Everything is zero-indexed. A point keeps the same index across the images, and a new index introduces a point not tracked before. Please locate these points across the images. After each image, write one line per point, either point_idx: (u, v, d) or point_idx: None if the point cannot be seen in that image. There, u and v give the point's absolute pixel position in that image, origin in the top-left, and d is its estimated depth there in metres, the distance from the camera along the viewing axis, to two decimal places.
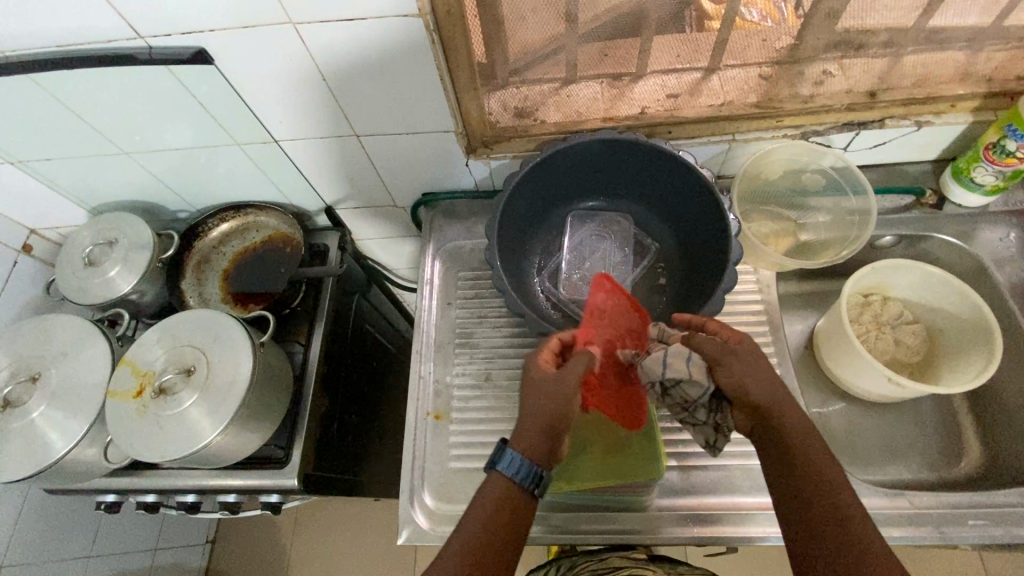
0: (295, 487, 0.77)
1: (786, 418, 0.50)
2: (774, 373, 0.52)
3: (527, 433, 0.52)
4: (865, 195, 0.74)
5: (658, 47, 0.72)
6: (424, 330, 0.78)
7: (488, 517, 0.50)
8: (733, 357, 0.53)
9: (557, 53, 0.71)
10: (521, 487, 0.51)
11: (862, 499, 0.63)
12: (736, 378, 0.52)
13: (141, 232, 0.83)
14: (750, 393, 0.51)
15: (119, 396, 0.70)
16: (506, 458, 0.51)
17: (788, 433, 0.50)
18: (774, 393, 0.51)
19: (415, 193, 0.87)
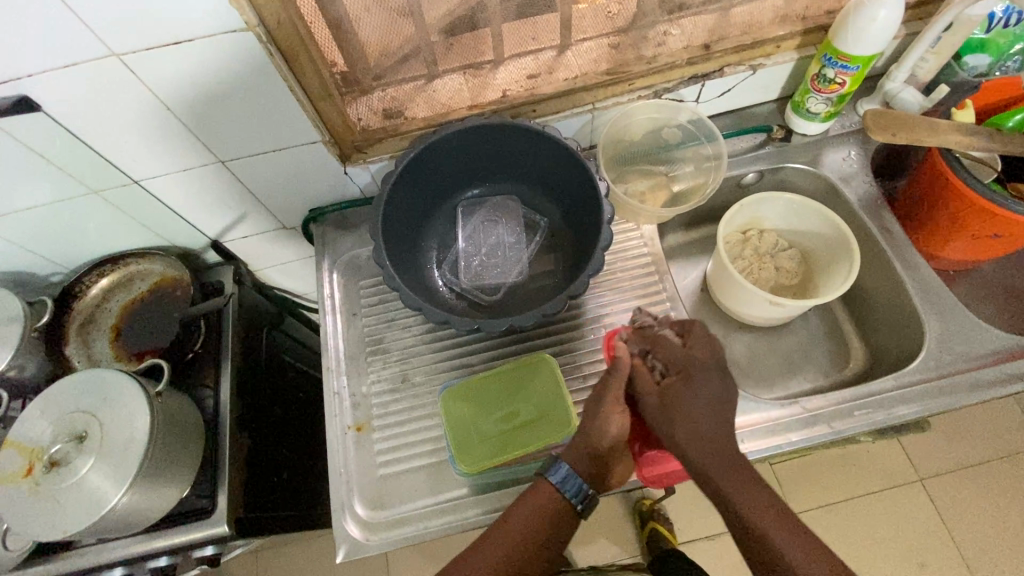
0: (226, 532, 0.74)
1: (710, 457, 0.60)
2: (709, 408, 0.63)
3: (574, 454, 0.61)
4: (718, 141, 0.80)
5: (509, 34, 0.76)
6: (332, 346, 0.77)
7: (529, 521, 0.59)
8: (674, 411, 0.63)
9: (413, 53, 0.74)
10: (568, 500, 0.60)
11: (762, 413, 0.68)
12: (664, 425, 0.63)
13: (8, 303, 0.76)
14: (684, 445, 0.61)
15: (5, 481, 0.63)
16: (557, 471, 0.60)
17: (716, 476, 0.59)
18: (700, 432, 0.61)
19: (302, 211, 0.85)
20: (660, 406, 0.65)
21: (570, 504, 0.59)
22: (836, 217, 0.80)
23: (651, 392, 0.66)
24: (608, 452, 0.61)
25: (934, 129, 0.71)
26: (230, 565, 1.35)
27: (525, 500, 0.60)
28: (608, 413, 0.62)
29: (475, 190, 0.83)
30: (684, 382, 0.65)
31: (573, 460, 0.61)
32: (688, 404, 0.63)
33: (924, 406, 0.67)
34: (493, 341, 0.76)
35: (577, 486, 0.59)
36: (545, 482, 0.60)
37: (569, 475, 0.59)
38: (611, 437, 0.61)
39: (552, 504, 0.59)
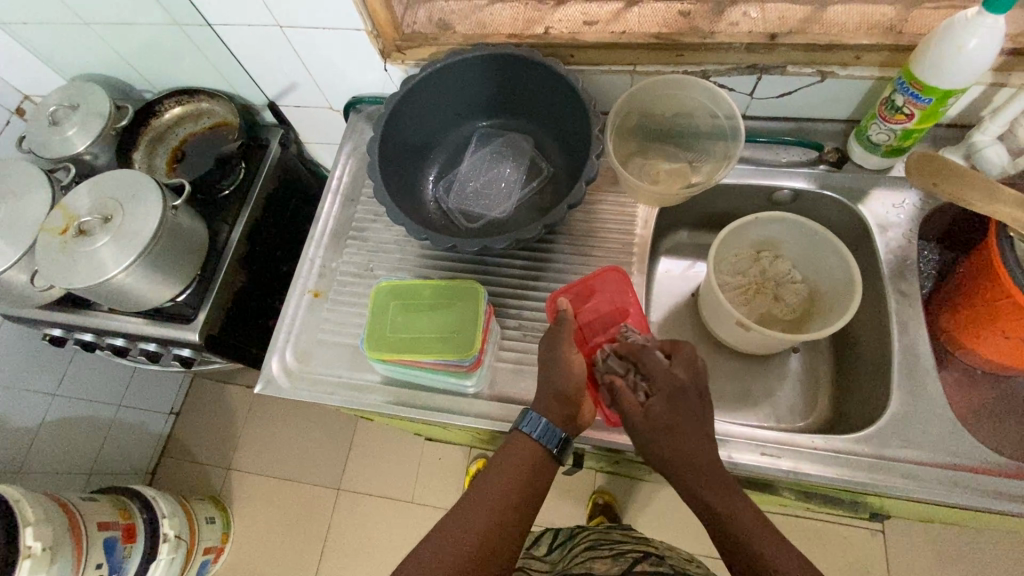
0: (197, 340, 0.88)
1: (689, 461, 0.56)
2: (695, 419, 0.58)
3: (541, 399, 0.63)
4: (737, 142, 0.74)
5: None
6: (323, 219, 0.85)
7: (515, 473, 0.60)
8: (661, 425, 0.58)
9: None
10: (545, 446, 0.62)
11: None
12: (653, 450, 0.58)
13: (101, 101, 0.93)
14: (674, 472, 0.57)
15: (47, 233, 0.79)
16: (528, 420, 0.62)
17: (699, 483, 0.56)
18: (687, 441, 0.57)
19: (346, 96, 0.91)
20: (646, 426, 0.58)
21: (546, 448, 0.62)
22: (851, 260, 0.73)
23: (635, 415, 0.59)
24: (573, 389, 0.62)
25: (993, 196, 0.61)
26: (232, 390, 1.57)
27: (505, 458, 0.62)
28: (568, 353, 0.63)
29: (497, 122, 0.85)
30: (669, 403, 0.59)
31: (544, 407, 0.63)
32: (665, 423, 0.58)
33: (841, 476, 0.63)
34: (457, 261, 0.80)
35: (551, 430, 0.62)
36: (521, 432, 0.63)
37: (547, 425, 0.62)
38: (571, 373, 0.63)
39: (533, 452, 0.62)
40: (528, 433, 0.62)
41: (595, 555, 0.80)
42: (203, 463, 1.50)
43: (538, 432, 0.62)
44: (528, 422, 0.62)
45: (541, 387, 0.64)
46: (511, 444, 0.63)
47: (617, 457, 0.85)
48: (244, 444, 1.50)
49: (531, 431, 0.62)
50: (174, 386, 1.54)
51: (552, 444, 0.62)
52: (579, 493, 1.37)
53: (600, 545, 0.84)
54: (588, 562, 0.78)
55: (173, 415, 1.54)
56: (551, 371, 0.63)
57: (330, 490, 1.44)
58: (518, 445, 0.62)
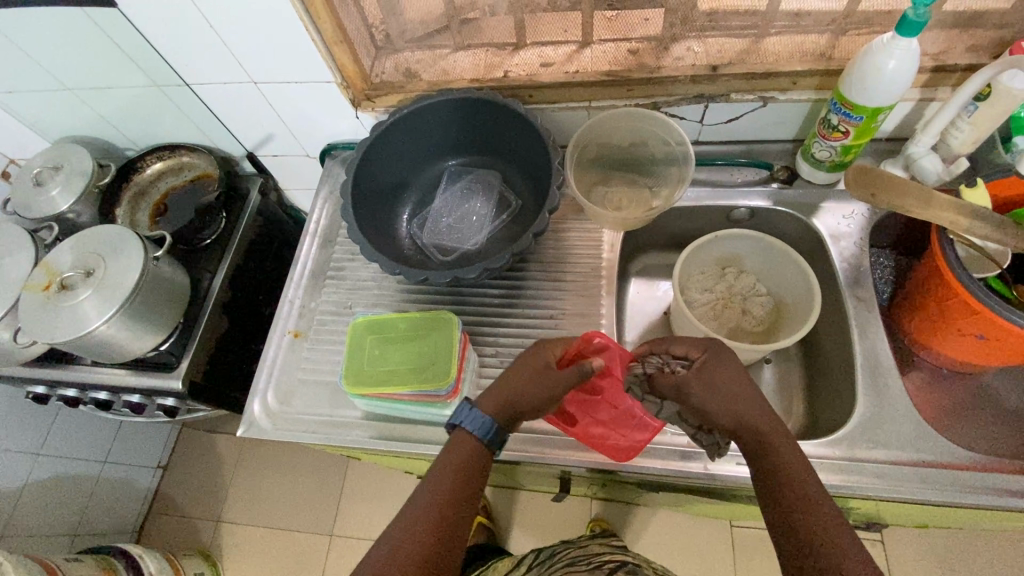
0: (180, 388, 0.89)
1: (743, 412, 0.58)
2: (740, 378, 0.60)
3: (492, 402, 0.63)
4: (688, 167, 0.79)
5: (544, 22, 0.82)
6: (302, 261, 0.87)
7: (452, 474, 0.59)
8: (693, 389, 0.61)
9: (447, 26, 0.84)
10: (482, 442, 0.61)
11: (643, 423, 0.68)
12: (708, 410, 0.60)
13: (84, 161, 0.96)
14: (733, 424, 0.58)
15: (31, 289, 0.81)
16: (471, 418, 0.62)
17: (750, 433, 0.57)
18: (736, 396, 0.59)
19: (321, 143, 0.95)
20: (702, 390, 0.60)
21: (482, 444, 0.61)
22: (810, 272, 0.76)
23: (685, 382, 0.61)
24: (528, 410, 0.63)
25: (928, 202, 0.65)
26: (221, 440, 1.55)
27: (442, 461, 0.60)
28: (546, 380, 0.63)
29: (465, 160, 0.90)
30: (713, 362, 0.61)
31: (491, 408, 0.62)
32: (715, 382, 0.60)
33: (815, 480, 0.64)
34: (433, 295, 0.82)
35: (488, 425, 0.61)
36: (461, 428, 0.62)
37: (484, 419, 0.61)
38: (537, 401, 0.63)
39: (470, 448, 0.61)
40: (464, 427, 0.62)
41: (575, 568, 0.84)
42: (191, 517, 1.47)
43: (476, 427, 0.61)
44: (464, 416, 0.62)
45: (490, 390, 0.64)
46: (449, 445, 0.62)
47: (601, 479, 0.86)
48: (234, 494, 1.48)
49: (468, 427, 0.61)
50: (161, 439, 1.53)
51: (489, 440, 0.61)
52: (577, 523, 1.35)
53: (576, 559, 0.87)
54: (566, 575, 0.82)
55: (160, 470, 1.52)
56: (518, 389, 0.63)
57: (322, 537, 1.41)
58: (456, 439, 0.62)
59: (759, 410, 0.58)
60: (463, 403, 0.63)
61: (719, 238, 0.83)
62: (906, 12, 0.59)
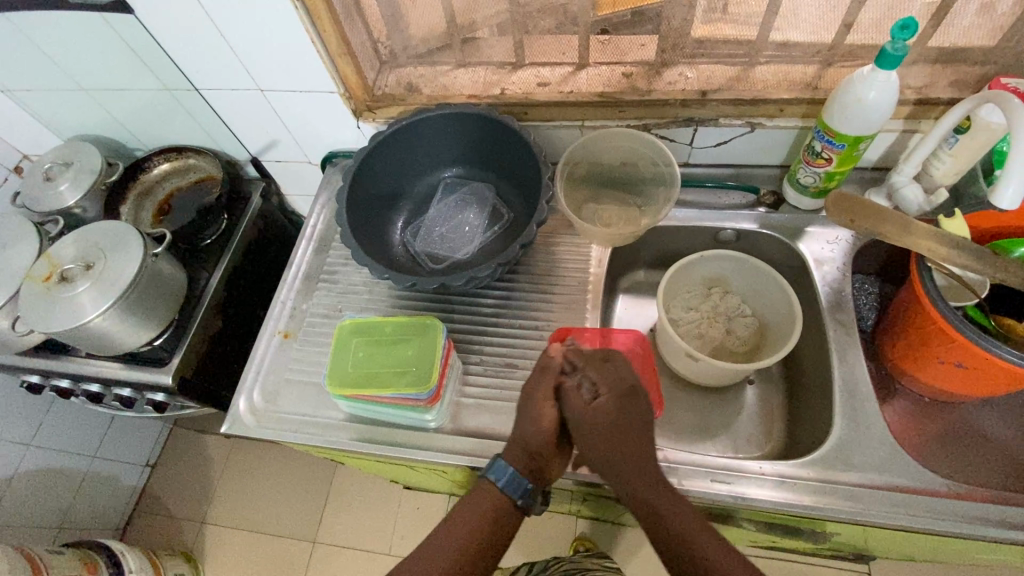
0: (170, 383, 0.91)
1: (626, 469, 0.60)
2: (618, 430, 0.61)
3: (512, 450, 0.64)
4: (675, 187, 0.80)
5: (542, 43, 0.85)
6: (297, 264, 0.89)
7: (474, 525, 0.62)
8: (590, 428, 0.62)
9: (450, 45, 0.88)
10: (507, 494, 0.63)
11: None
12: (591, 447, 0.62)
13: (93, 158, 1.00)
14: (620, 468, 0.60)
15: (32, 279, 0.83)
16: (496, 470, 0.64)
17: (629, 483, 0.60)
18: (613, 444, 0.61)
19: (323, 151, 0.98)
20: (596, 417, 0.61)
21: (511, 498, 0.63)
22: (792, 296, 0.77)
23: (582, 410, 0.62)
24: (543, 445, 0.63)
25: (907, 228, 0.67)
26: (211, 440, 1.57)
27: (466, 506, 0.64)
28: (541, 411, 0.63)
29: (461, 172, 0.92)
30: (618, 404, 0.62)
31: (513, 460, 0.64)
32: (599, 424, 0.61)
33: (787, 502, 0.65)
34: (423, 301, 0.84)
35: (514, 480, 0.63)
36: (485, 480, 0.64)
37: (513, 476, 0.63)
38: (542, 430, 0.63)
39: (496, 501, 0.63)
40: (491, 480, 0.64)
41: None
42: (175, 517, 1.47)
43: (502, 480, 0.63)
44: (492, 470, 0.64)
45: (512, 439, 0.65)
46: (476, 490, 0.64)
47: (581, 493, 0.86)
48: (220, 495, 1.49)
49: (494, 480, 0.63)
50: (153, 436, 1.54)
51: (515, 494, 0.63)
52: (560, 542, 1.35)
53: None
54: None
55: (148, 468, 1.53)
56: (523, 425, 0.64)
57: (306, 544, 1.41)
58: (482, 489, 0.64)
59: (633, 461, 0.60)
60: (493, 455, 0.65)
61: (706, 259, 0.85)
62: (885, 46, 0.61)
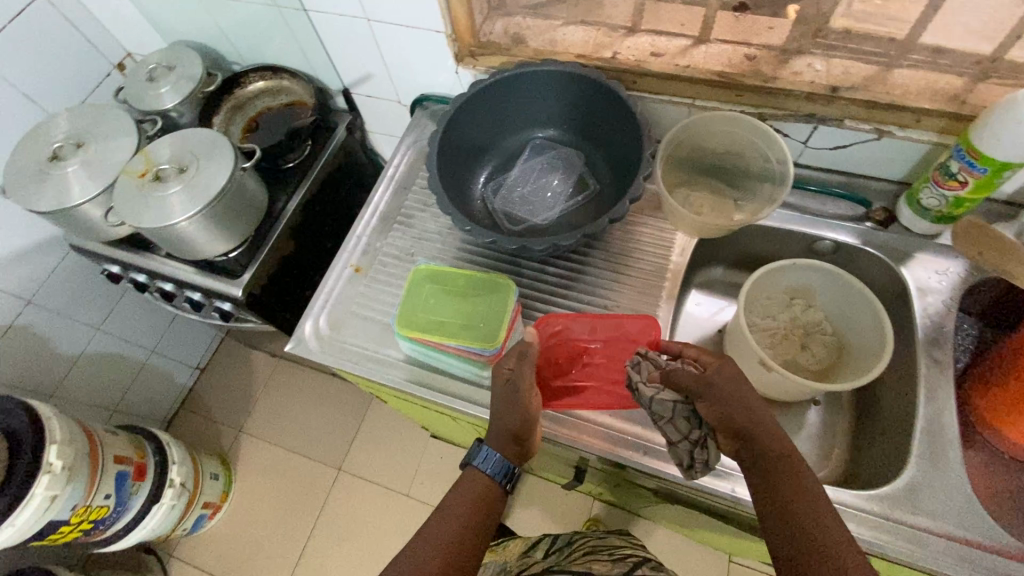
0: (239, 296, 0.94)
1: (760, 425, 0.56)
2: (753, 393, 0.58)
3: (495, 437, 0.63)
4: (784, 187, 0.74)
5: None
6: (375, 202, 0.89)
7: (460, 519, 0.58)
8: (725, 384, 0.59)
9: None
10: (495, 482, 0.62)
11: None
12: (722, 402, 0.58)
13: (195, 66, 1.01)
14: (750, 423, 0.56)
15: (129, 174, 0.86)
16: (482, 458, 0.63)
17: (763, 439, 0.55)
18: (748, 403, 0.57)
19: (414, 92, 0.97)
20: (724, 378, 0.59)
21: (499, 483, 0.63)
22: (887, 321, 0.72)
23: (696, 374, 0.60)
24: (526, 429, 0.63)
25: None
26: (257, 356, 1.64)
27: (450, 503, 0.60)
28: (527, 399, 0.62)
29: (552, 134, 0.89)
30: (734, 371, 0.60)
31: (500, 445, 0.63)
32: (732, 379, 0.59)
33: (847, 530, 0.62)
34: (495, 259, 0.83)
35: (502, 464, 0.63)
36: (473, 468, 0.63)
37: (500, 459, 0.62)
38: (525, 415, 0.63)
39: (484, 488, 0.61)
40: (480, 469, 0.62)
41: (597, 556, 0.82)
42: (217, 421, 1.56)
43: (488, 466, 0.62)
44: (478, 457, 0.63)
45: (494, 423, 0.64)
46: (463, 481, 0.62)
47: (620, 476, 0.85)
48: (259, 409, 1.57)
49: (484, 468, 0.62)
50: (205, 342, 1.62)
51: (503, 477, 0.63)
52: (573, 516, 1.39)
53: (586, 556, 0.83)
54: (589, 563, 0.80)
55: (198, 371, 1.62)
56: (506, 412, 0.63)
57: (331, 470, 1.47)
58: (468, 477, 0.62)
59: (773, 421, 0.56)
60: (477, 442, 0.65)
61: (795, 267, 0.80)
62: None
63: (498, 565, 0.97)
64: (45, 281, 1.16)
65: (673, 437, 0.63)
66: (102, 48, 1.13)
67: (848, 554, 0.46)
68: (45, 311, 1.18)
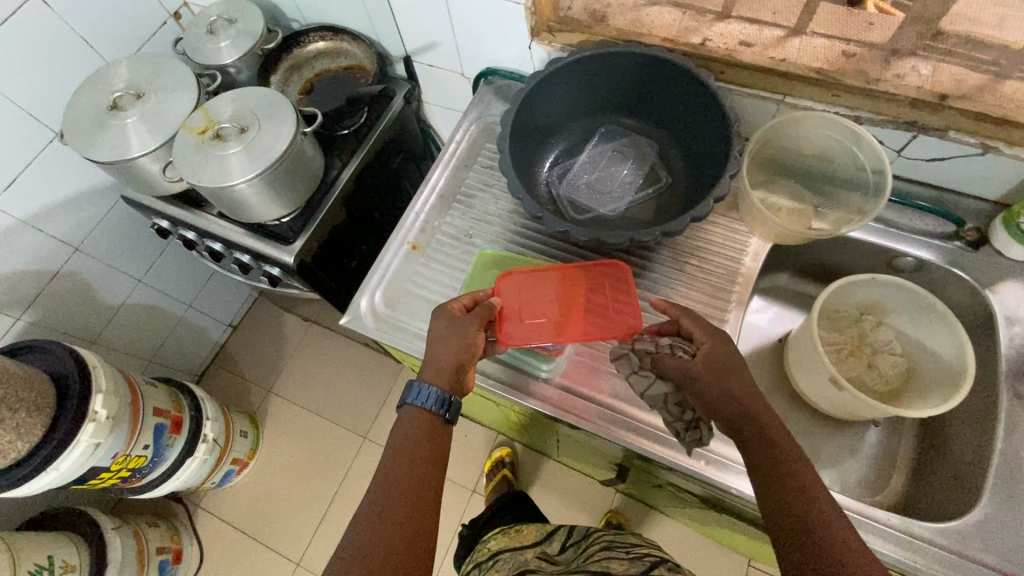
0: (290, 263, 0.92)
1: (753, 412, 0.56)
2: (743, 378, 0.59)
3: (431, 370, 0.64)
4: (877, 199, 0.70)
5: None
6: (435, 179, 0.87)
7: (404, 456, 0.60)
8: (725, 376, 0.58)
9: None
10: (433, 412, 0.62)
11: None
12: (717, 395, 0.58)
13: (257, 22, 0.98)
14: (745, 412, 0.56)
15: (188, 130, 0.84)
16: (415, 392, 0.63)
17: (758, 425, 0.56)
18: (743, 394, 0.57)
19: (480, 65, 0.93)
20: (710, 371, 0.58)
21: (435, 412, 0.62)
22: (969, 349, 0.68)
23: (685, 366, 0.60)
24: (465, 357, 0.64)
25: None
26: (289, 318, 1.65)
27: (396, 445, 0.61)
28: (467, 329, 0.65)
29: (624, 121, 0.84)
30: (722, 357, 0.59)
31: (436, 377, 0.63)
32: (724, 369, 0.58)
33: (910, 559, 0.60)
34: (557, 248, 0.81)
35: (435, 394, 0.62)
36: (411, 405, 0.63)
37: (430, 389, 0.62)
38: (466, 343, 0.64)
39: (422, 421, 0.62)
40: (416, 404, 0.62)
41: (613, 555, 0.73)
42: (247, 379, 1.58)
43: (424, 399, 0.62)
44: (413, 394, 0.63)
45: (432, 359, 0.64)
46: (403, 420, 0.62)
47: (665, 481, 0.84)
48: (290, 371, 1.58)
49: (419, 402, 0.62)
50: (239, 301, 1.63)
51: (439, 407, 0.62)
52: (593, 506, 1.39)
53: (600, 554, 0.75)
54: (604, 562, 0.71)
55: (230, 328, 1.63)
56: (445, 341, 0.64)
57: (357, 438, 1.49)
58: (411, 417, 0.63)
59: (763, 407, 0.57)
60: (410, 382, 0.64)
61: (870, 282, 0.76)
62: None
63: (502, 561, 0.87)
64: (92, 230, 1.16)
65: (667, 418, 0.65)
66: None
67: (841, 537, 0.48)
68: (90, 260, 1.18)
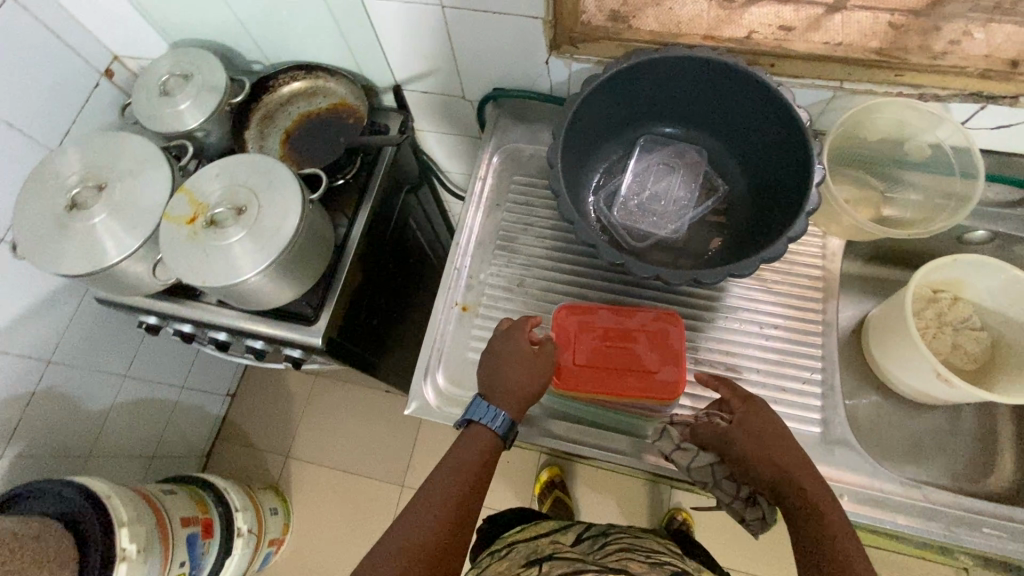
0: (318, 345, 0.82)
1: (793, 476, 0.55)
2: (784, 438, 0.57)
3: (498, 390, 0.60)
4: (977, 179, 0.69)
5: None
6: (468, 228, 0.78)
7: (460, 474, 0.58)
8: (763, 440, 0.57)
9: None
10: (496, 435, 0.60)
11: (839, 430, 0.66)
12: (752, 458, 0.57)
13: (218, 74, 0.84)
14: (779, 475, 0.55)
15: (174, 220, 0.71)
16: (483, 411, 0.60)
17: (796, 489, 0.54)
18: (780, 454, 0.56)
19: (486, 86, 0.82)
20: (745, 435, 0.57)
21: (498, 435, 0.60)
22: None
23: (720, 433, 0.58)
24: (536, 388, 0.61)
25: None
26: (291, 374, 1.53)
27: (450, 463, 0.59)
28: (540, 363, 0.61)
29: (665, 129, 0.77)
30: (756, 418, 0.58)
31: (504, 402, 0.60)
32: (757, 431, 0.57)
33: None
34: (622, 282, 0.74)
35: (501, 415, 0.60)
36: (476, 423, 0.60)
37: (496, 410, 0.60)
38: (540, 373, 0.61)
39: (485, 445, 0.59)
40: (479, 422, 0.60)
41: (631, 555, 0.64)
42: (262, 449, 1.46)
43: (491, 419, 0.60)
44: (476, 412, 0.61)
45: (495, 377, 0.61)
46: (464, 442, 0.60)
47: None
48: (307, 431, 1.47)
49: (484, 421, 0.60)
50: (232, 367, 1.49)
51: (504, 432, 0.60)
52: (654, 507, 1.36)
53: (619, 552, 0.65)
54: (623, 560, 0.62)
55: (227, 398, 1.50)
56: (514, 368, 0.61)
57: (395, 487, 1.40)
58: (471, 435, 0.60)
59: (805, 469, 0.55)
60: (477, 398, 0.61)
61: (952, 261, 0.72)
62: None
63: (506, 553, 0.69)
64: (61, 336, 1.01)
65: (724, 499, 0.61)
66: (85, 54, 0.93)
67: None
68: (65, 370, 1.03)
